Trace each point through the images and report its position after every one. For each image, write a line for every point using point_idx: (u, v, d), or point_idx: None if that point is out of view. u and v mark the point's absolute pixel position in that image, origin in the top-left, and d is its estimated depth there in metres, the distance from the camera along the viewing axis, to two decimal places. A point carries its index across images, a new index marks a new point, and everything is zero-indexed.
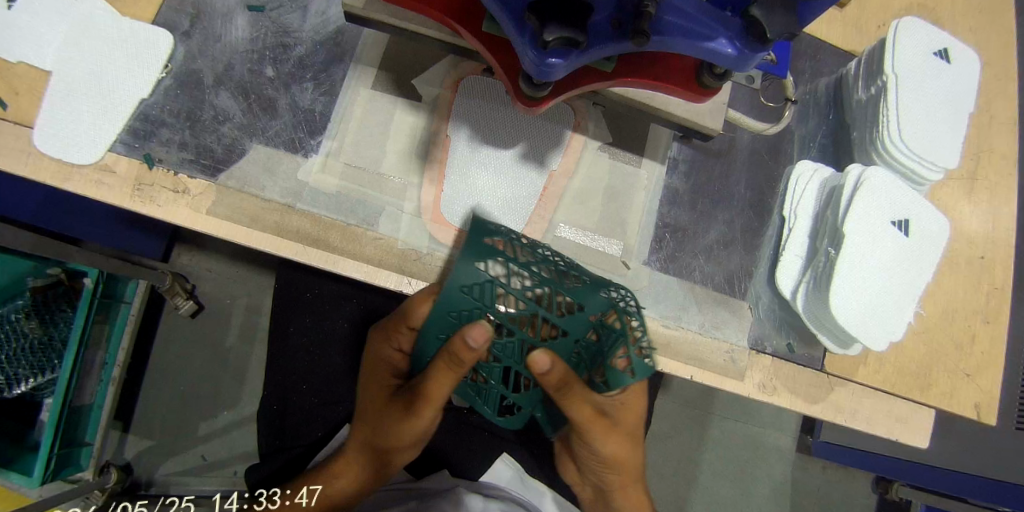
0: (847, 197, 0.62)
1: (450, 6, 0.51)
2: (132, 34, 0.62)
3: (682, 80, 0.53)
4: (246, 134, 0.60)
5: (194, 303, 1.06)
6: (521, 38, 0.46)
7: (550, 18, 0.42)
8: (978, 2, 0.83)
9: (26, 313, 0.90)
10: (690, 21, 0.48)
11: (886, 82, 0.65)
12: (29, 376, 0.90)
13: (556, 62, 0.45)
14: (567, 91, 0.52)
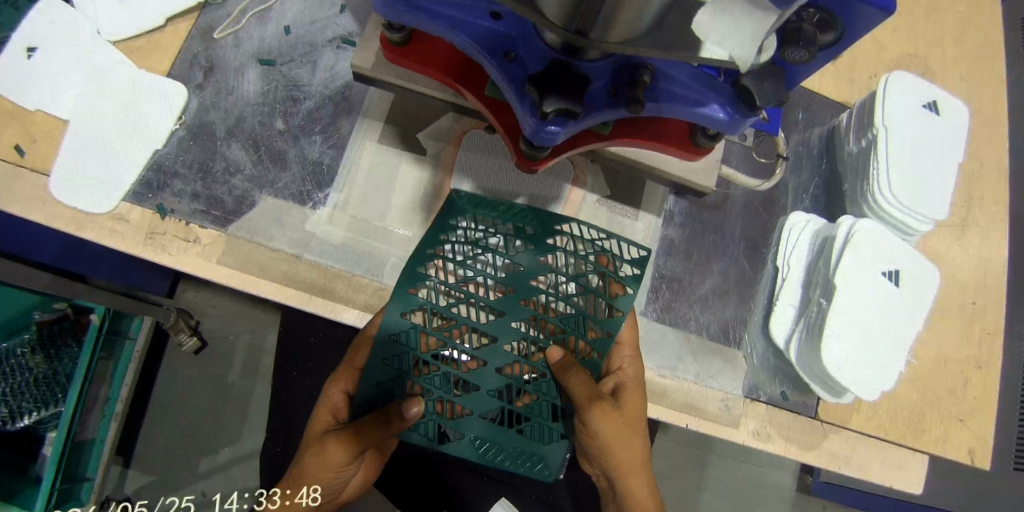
0: (839, 248, 0.64)
1: (453, 70, 0.53)
2: (147, 84, 0.64)
3: (677, 139, 0.55)
4: (256, 185, 0.62)
5: (198, 340, 1.08)
6: (521, 107, 0.47)
7: (551, 90, 0.44)
8: (969, 49, 0.84)
9: (32, 347, 0.93)
10: (684, 88, 0.50)
11: (875, 135, 0.67)
12: (32, 410, 0.91)
13: (556, 130, 0.46)
14: (567, 152, 0.54)
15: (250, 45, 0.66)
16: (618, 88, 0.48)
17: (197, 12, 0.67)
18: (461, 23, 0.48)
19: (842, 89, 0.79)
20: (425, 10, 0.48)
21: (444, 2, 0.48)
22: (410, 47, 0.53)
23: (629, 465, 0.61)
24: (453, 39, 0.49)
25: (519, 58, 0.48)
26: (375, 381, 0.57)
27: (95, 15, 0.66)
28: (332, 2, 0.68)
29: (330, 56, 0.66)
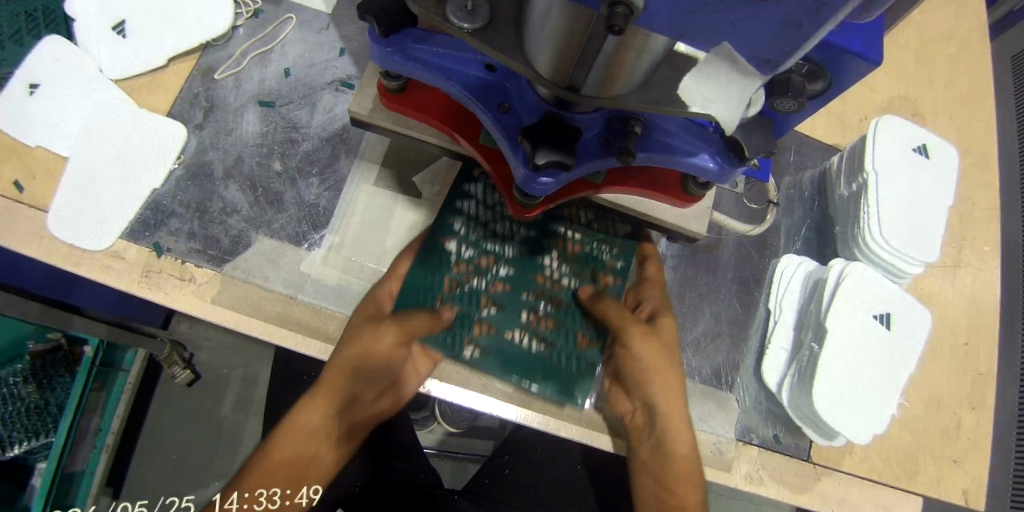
0: (830, 290, 0.64)
1: (450, 117, 0.53)
2: (147, 123, 0.65)
3: (669, 187, 0.54)
4: (252, 226, 0.63)
5: (191, 372, 1.10)
6: (513, 157, 0.45)
7: (543, 143, 0.42)
8: (959, 89, 0.85)
9: (24, 377, 0.92)
10: (675, 139, 0.48)
11: (866, 180, 0.68)
12: (23, 439, 0.91)
13: (547, 181, 0.44)
14: (559, 199, 0.53)
15: (250, 85, 0.67)
16: (611, 139, 0.47)
17: (199, 52, 0.68)
18: (456, 73, 0.47)
19: (831, 131, 0.81)
20: (420, 60, 0.47)
21: (440, 51, 0.47)
22: (406, 94, 0.53)
23: (669, 387, 0.60)
24: (447, 88, 0.48)
25: (513, 108, 0.47)
26: (413, 301, 0.61)
27: (98, 53, 0.67)
28: (331, 45, 0.69)
29: (329, 98, 0.67)
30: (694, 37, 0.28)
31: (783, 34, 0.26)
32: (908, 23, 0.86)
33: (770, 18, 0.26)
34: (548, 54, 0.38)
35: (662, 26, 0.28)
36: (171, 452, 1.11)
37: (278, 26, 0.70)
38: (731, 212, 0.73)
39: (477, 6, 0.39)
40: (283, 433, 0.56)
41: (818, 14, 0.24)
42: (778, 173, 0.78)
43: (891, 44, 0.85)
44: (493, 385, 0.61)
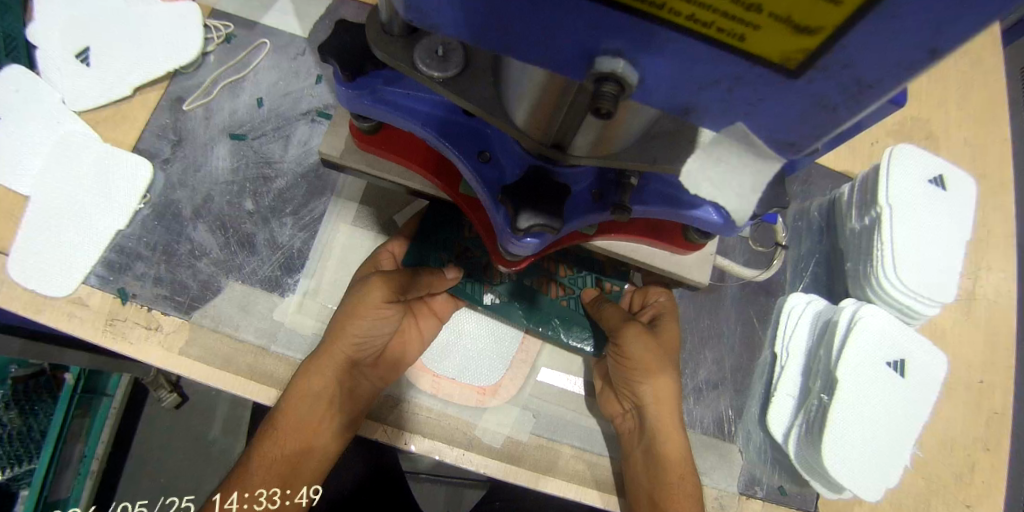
0: (841, 334, 0.60)
1: (429, 161, 0.49)
2: (111, 159, 0.61)
3: (667, 233, 0.50)
4: (223, 270, 0.59)
5: (178, 395, 1.06)
6: (495, 215, 0.41)
7: (527, 203, 0.38)
8: (974, 108, 0.80)
9: (4, 404, 0.84)
10: (673, 189, 0.43)
11: (880, 214, 0.63)
12: (4, 467, 0.84)
13: (532, 242, 0.40)
14: (546, 252, 0.48)
15: (221, 117, 0.63)
16: (604, 191, 0.43)
17: (168, 80, 0.64)
18: (431, 118, 0.43)
19: (840, 156, 0.76)
20: (393, 104, 0.43)
21: (414, 95, 0.43)
22: (381, 136, 0.49)
23: (661, 395, 0.56)
24: (421, 134, 0.44)
25: (494, 157, 0.42)
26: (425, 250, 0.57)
27: (60, 83, 0.63)
28: (308, 72, 0.65)
29: (304, 130, 0.63)
30: (703, 113, 0.24)
31: (812, 117, 0.22)
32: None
33: (797, 100, 0.21)
34: (528, 109, 0.34)
35: (663, 98, 0.24)
36: (158, 479, 1.08)
37: (251, 52, 0.65)
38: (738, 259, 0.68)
39: (450, 51, 0.35)
40: (289, 402, 0.53)
41: (860, 97, 0.20)
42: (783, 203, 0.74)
43: None
44: (477, 440, 0.57)
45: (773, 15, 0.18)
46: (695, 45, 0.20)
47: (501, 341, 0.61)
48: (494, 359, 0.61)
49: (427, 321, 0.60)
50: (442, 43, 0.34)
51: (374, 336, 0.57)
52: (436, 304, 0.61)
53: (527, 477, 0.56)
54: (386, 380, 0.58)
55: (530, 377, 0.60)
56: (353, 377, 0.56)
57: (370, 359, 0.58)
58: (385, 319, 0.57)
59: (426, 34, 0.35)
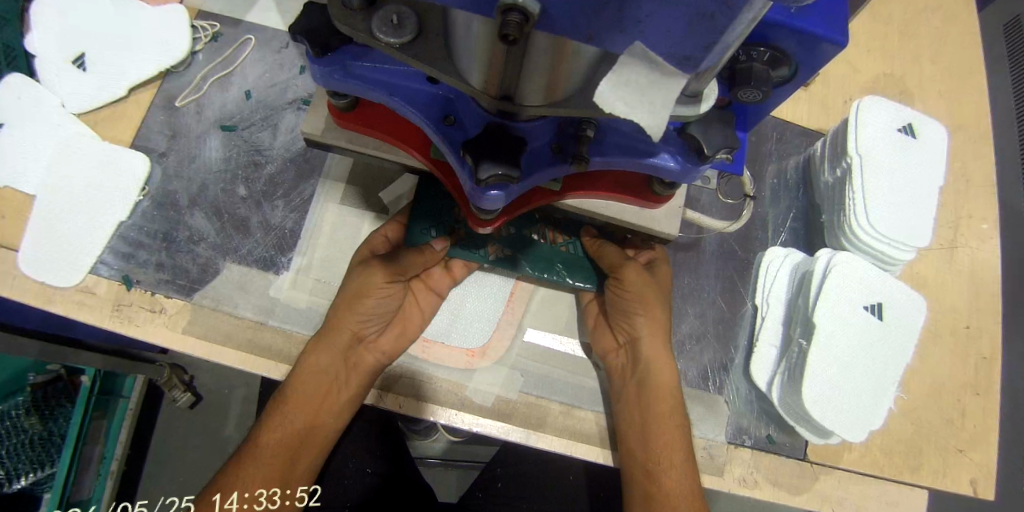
0: (817, 285, 0.62)
1: (404, 132, 0.51)
2: (110, 156, 0.64)
3: (633, 189, 0.53)
4: (220, 253, 0.62)
5: (191, 395, 1.09)
6: (462, 171, 0.44)
7: (486, 154, 0.40)
8: (949, 60, 0.79)
9: (27, 409, 0.91)
10: (630, 140, 0.47)
11: (850, 164, 0.65)
12: (28, 471, 0.90)
13: (497, 195, 0.43)
14: (519, 210, 0.51)
15: (211, 111, 0.67)
16: (563, 145, 0.46)
17: (160, 80, 0.67)
18: (399, 89, 0.46)
19: (814, 117, 0.77)
20: (362, 77, 0.46)
21: (384, 68, 0.46)
22: (357, 111, 0.52)
23: (655, 330, 0.59)
24: (391, 104, 0.46)
25: (459, 121, 0.45)
26: (421, 227, 0.59)
27: (60, 89, 0.66)
28: (291, 64, 0.69)
29: (291, 119, 0.67)
30: (603, 38, 0.25)
31: (697, 30, 0.24)
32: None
33: (680, 11, 0.23)
34: (478, 63, 0.37)
35: (566, 25, 0.25)
36: (178, 475, 1.11)
37: (237, 48, 0.69)
38: (709, 212, 0.71)
39: (405, 19, 0.37)
40: (298, 381, 0.56)
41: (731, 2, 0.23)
42: (761, 164, 0.75)
43: (871, 23, 0.81)
44: (471, 401, 0.60)
45: None
46: None
47: (489, 305, 0.64)
48: (482, 322, 0.63)
49: (426, 297, 0.62)
50: (396, 12, 0.38)
51: (375, 314, 0.59)
52: (433, 280, 0.63)
53: (519, 434, 0.59)
54: (390, 356, 0.59)
55: (516, 339, 0.62)
56: (355, 355, 0.58)
57: (373, 337, 0.60)
58: (386, 297, 0.59)
59: (383, 6, 0.38)
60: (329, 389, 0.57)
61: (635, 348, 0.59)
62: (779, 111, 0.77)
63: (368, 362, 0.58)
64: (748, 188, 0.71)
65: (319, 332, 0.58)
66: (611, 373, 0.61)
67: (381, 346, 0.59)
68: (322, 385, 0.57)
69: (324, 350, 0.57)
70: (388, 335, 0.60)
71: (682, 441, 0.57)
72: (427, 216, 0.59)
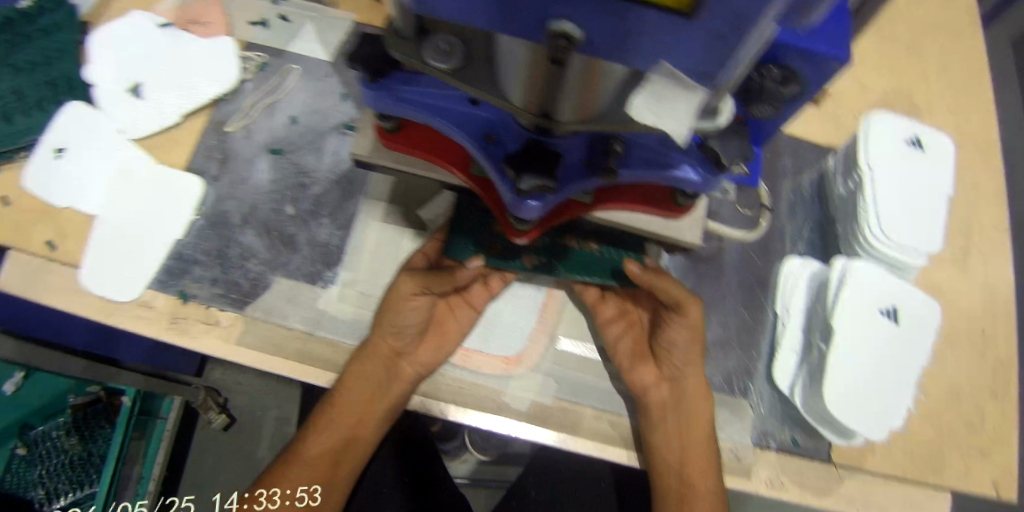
0: (834, 290, 0.65)
1: (446, 152, 0.55)
2: (165, 179, 0.68)
3: (659, 201, 0.56)
4: (270, 269, 0.66)
5: (226, 416, 1.12)
6: (502, 184, 0.47)
7: (526, 168, 0.44)
8: (955, 75, 0.83)
9: (66, 431, 1.01)
10: (656, 153, 0.50)
11: (861, 178, 0.68)
12: (68, 490, 0.99)
13: (535, 204, 0.46)
14: (553, 223, 0.54)
15: (260, 135, 0.71)
16: (593, 159, 0.49)
17: (211, 107, 0.71)
18: (444, 110, 0.50)
19: (827, 133, 0.80)
20: (410, 100, 0.50)
21: (431, 92, 0.50)
22: (401, 132, 0.55)
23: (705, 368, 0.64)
24: (436, 125, 0.50)
25: (499, 139, 0.49)
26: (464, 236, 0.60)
27: (116, 115, 0.72)
28: (333, 91, 0.73)
29: (334, 143, 0.71)
30: (636, 58, 0.30)
31: (715, 47, 0.27)
32: (897, 16, 0.85)
33: (697, 34, 0.27)
34: (518, 85, 0.41)
35: (603, 47, 0.30)
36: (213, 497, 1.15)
37: (282, 77, 0.73)
38: (728, 220, 0.73)
39: (453, 46, 0.41)
40: (346, 390, 0.62)
41: (742, 29, 0.25)
42: (778, 179, 0.78)
43: (880, 41, 0.84)
44: (508, 407, 0.62)
45: None
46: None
47: (523, 314, 0.67)
48: (517, 332, 0.66)
49: (463, 310, 0.66)
50: (446, 41, 0.41)
51: (409, 326, 0.63)
52: (472, 295, 0.66)
53: (556, 438, 0.62)
54: (426, 366, 0.63)
55: (551, 347, 0.65)
56: (396, 368, 0.63)
57: (411, 350, 0.64)
58: (417, 309, 0.62)
59: (431, 33, 0.41)
60: (371, 399, 0.62)
61: (682, 384, 0.63)
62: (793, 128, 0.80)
63: (409, 373, 0.63)
64: (764, 199, 0.73)
65: (357, 348, 0.62)
66: (640, 405, 0.63)
67: (416, 357, 0.63)
68: (366, 395, 0.62)
69: (367, 362, 0.61)
70: (425, 348, 0.64)
71: (710, 451, 0.61)
72: (468, 231, 0.61)
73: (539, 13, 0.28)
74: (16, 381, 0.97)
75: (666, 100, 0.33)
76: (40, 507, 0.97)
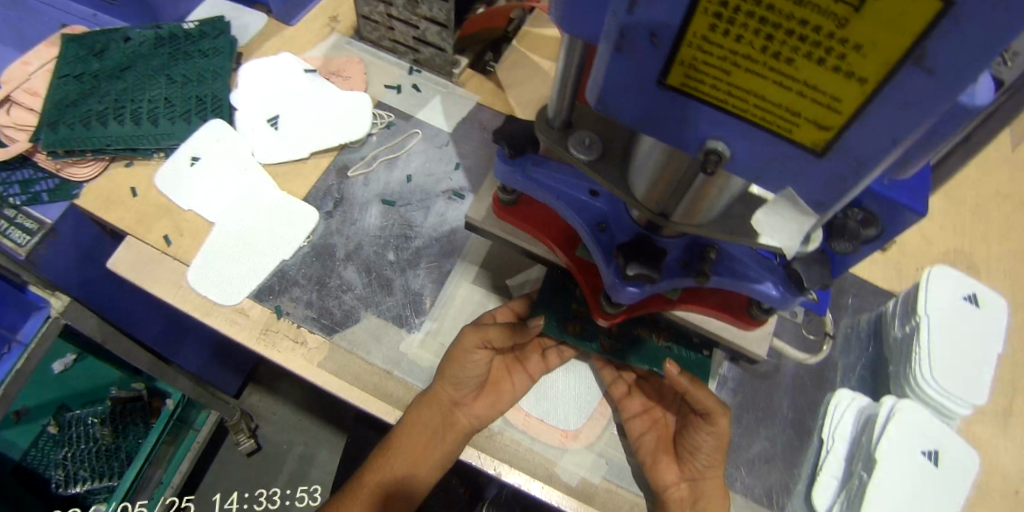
0: (881, 425, 0.68)
1: (554, 231, 0.61)
2: (287, 207, 0.78)
3: (734, 311, 0.61)
4: (363, 304, 0.73)
5: (253, 442, 1.33)
6: (607, 268, 0.53)
7: (634, 257, 0.50)
8: (1015, 244, 0.88)
9: (100, 419, 1.08)
10: (743, 266, 0.54)
11: (919, 323, 0.72)
12: (87, 478, 1.06)
13: (633, 290, 0.52)
14: (637, 311, 0.60)
15: (376, 186, 0.80)
16: (689, 261, 0.54)
17: (337, 150, 0.82)
18: (564, 194, 0.56)
19: (887, 277, 0.86)
20: (538, 182, 0.57)
21: (558, 178, 0.56)
22: (516, 207, 0.63)
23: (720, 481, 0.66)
24: (556, 205, 0.57)
25: (609, 228, 0.55)
26: (553, 312, 0.66)
27: (252, 138, 0.82)
28: (449, 160, 0.83)
29: (441, 205, 0.80)
30: (765, 180, 0.35)
31: (832, 185, 0.33)
32: (965, 182, 0.92)
33: (822, 174, 0.33)
34: (644, 184, 0.47)
35: (742, 169, 0.35)
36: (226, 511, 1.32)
37: (405, 138, 0.84)
38: (791, 341, 0.75)
39: (593, 143, 0.47)
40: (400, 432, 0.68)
41: (860, 172, 0.31)
42: (837, 313, 0.83)
43: (948, 201, 0.90)
44: (557, 477, 0.66)
45: (807, 119, 0.30)
46: (762, 134, 0.32)
47: (586, 393, 0.72)
48: (577, 410, 0.71)
49: (520, 377, 0.72)
50: (588, 137, 0.47)
51: (468, 380, 0.68)
52: (530, 365, 0.73)
53: None
54: (480, 421, 0.68)
55: (607, 430, 0.70)
56: (450, 417, 0.68)
57: (467, 402, 0.69)
58: (479, 363, 0.68)
59: (576, 129, 0.48)
60: (422, 441, 0.68)
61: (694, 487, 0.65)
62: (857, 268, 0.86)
63: (462, 423, 0.68)
64: (829, 328, 0.75)
65: (421, 392, 0.68)
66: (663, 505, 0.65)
67: (470, 409, 0.68)
68: (417, 436, 0.68)
69: (423, 406, 0.67)
70: (481, 402, 0.69)
71: None
72: (553, 307, 0.66)
73: (696, 133, 0.34)
74: (66, 362, 1.03)
75: (781, 216, 0.39)
76: (56, 489, 1.05)
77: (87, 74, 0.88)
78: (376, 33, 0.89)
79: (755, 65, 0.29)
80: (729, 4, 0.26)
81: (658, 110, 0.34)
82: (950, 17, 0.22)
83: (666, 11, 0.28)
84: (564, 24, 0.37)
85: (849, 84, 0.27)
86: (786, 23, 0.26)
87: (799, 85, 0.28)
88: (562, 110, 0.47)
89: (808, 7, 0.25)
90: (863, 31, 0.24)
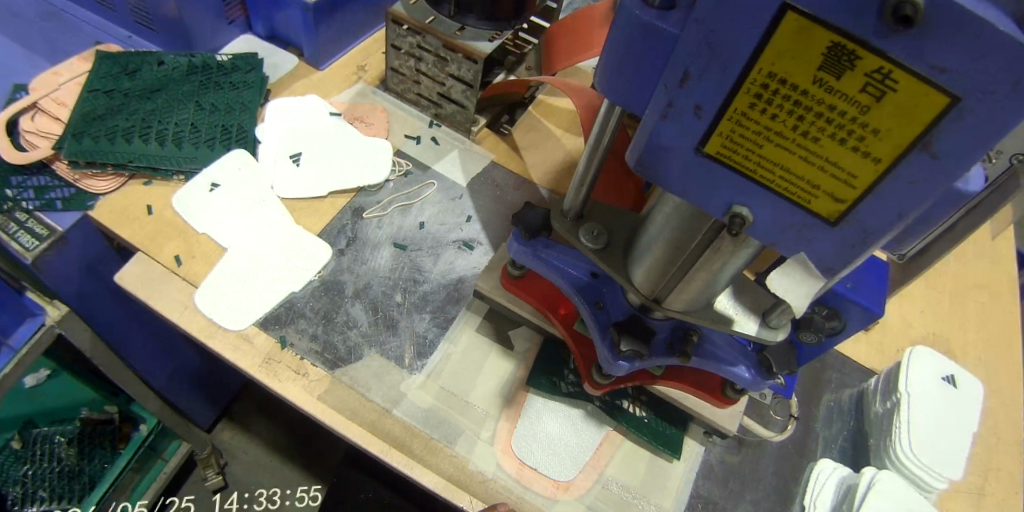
0: (861, 495, 0.70)
1: (552, 305, 0.70)
2: (301, 240, 0.81)
3: (711, 390, 0.66)
4: (367, 342, 0.75)
5: (220, 478, 1.32)
6: (602, 341, 0.59)
7: (626, 334, 0.56)
8: (988, 334, 0.93)
9: (68, 439, 1.04)
10: (721, 349, 0.59)
11: (900, 399, 0.76)
12: (47, 499, 1.04)
13: (623, 364, 0.58)
14: (624, 382, 0.66)
15: (389, 229, 0.85)
16: (674, 340, 0.58)
17: (354, 193, 0.88)
18: (568, 273, 0.63)
19: (871, 355, 0.90)
20: (545, 259, 0.64)
21: (562, 257, 0.64)
22: (522, 280, 0.72)
23: None
24: (559, 283, 0.63)
25: (606, 307, 0.61)
26: (548, 376, 0.76)
27: (275, 173, 0.87)
28: (461, 212, 0.88)
29: (451, 254, 0.84)
30: (783, 246, 0.38)
31: (843, 252, 0.36)
32: (943, 272, 0.99)
33: (834, 240, 0.36)
34: (642, 274, 0.53)
35: (762, 233, 0.38)
36: None
37: (421, 187, 0.90)
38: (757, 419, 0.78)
39: (600, 234, 0.56)
40: None
41: (867, 240, 0.35)
42: (819, 389, 0.86)
43: (926, 288, 0.97)
44: None
45: (825, 192, 0.33)
46: (782, 203, 0.35)
47: (578, 445, 0.73)
48: (570, 462, 0.72)
49: None
50: (595, 229, 0.56)
51: None
52: None
53: None
54: None
55: (598, 482, 0.71)
56: None
57: None
58: None
59: (586, 222, 0.56)
60: None
61: None
62: (841, 346, 0.90)
63: None
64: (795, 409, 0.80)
65: None
66: None
67: None
68: None
69: None
70: None
71: None
72: (545, 369, 0.76)
73: (723, 198, 0.38)
74: (39, 378, 0.91)
75: (792, 279, 0.42)
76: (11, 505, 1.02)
77: (117, 91, 0.90)
78: (403, 85, 0.97)
79: (784, 141, 0.32)
80: (769, 87, 0.30)
81: (691, 175, 0.38)
82: (956, 112, 0.26)
83: (711, 87, 0.32)
84: (609, 93, 0.41)
85: (864, 163, 0.31)
86: (815, 106, 0.30)
87: (821, 162, 0.32)
88: (576, 204, 0.56)
89: (836, 94, 0.29)
90: (881, 119, 0.28)
